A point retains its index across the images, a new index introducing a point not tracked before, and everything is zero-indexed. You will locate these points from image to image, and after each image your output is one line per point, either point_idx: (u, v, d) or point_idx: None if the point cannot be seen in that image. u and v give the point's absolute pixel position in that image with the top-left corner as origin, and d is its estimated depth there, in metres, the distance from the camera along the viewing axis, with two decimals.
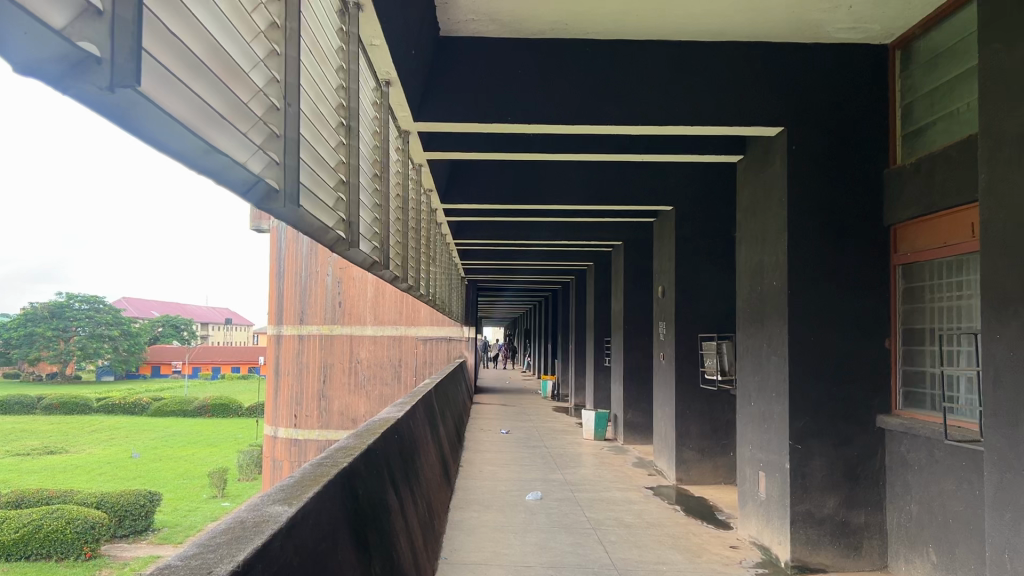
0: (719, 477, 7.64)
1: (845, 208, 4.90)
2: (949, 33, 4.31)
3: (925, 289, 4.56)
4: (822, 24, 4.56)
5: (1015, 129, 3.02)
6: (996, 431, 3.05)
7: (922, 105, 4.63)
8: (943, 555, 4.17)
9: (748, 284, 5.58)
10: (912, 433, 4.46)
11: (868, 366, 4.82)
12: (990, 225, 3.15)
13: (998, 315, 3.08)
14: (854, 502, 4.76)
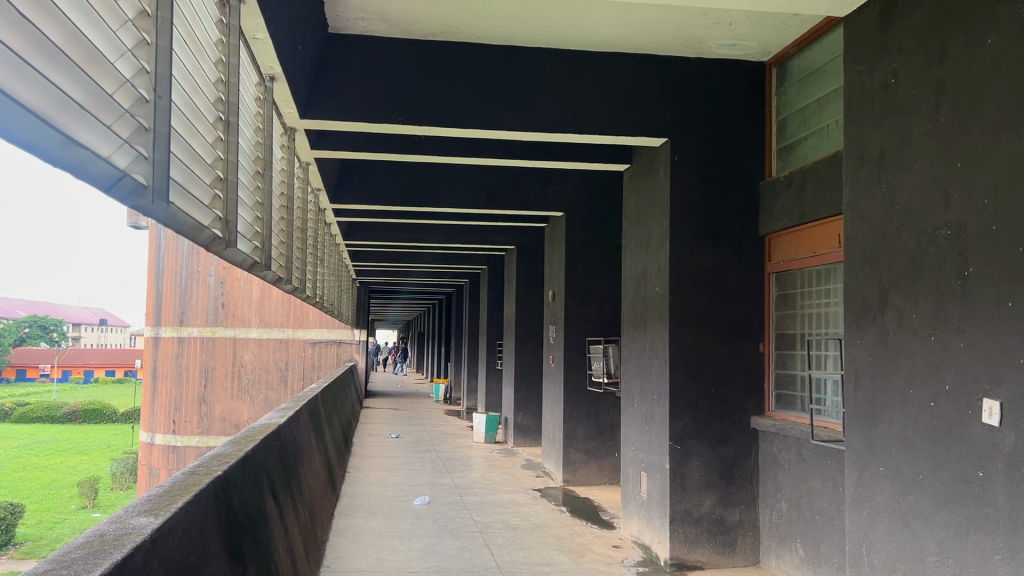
0: (604, 478, 7.80)
1: (724, 217, 5.09)
2: (820, 54, 4.55)
3: (796, 296, 4.79)
4: (704, 40, 4.73)
5: (874, 147, 3.20)
6: (856, 431, 3.23)
7: (794, 121, 4.86)
8: (809, 549, 4.38)
9: (633, 289, 5.72)
10: (783, 434, 4.67)
11: (743, 370, 5.02)
12: (853, 237, 3.33)
13: (858, 321, 3.27)
14: (729, 500, 4.94)
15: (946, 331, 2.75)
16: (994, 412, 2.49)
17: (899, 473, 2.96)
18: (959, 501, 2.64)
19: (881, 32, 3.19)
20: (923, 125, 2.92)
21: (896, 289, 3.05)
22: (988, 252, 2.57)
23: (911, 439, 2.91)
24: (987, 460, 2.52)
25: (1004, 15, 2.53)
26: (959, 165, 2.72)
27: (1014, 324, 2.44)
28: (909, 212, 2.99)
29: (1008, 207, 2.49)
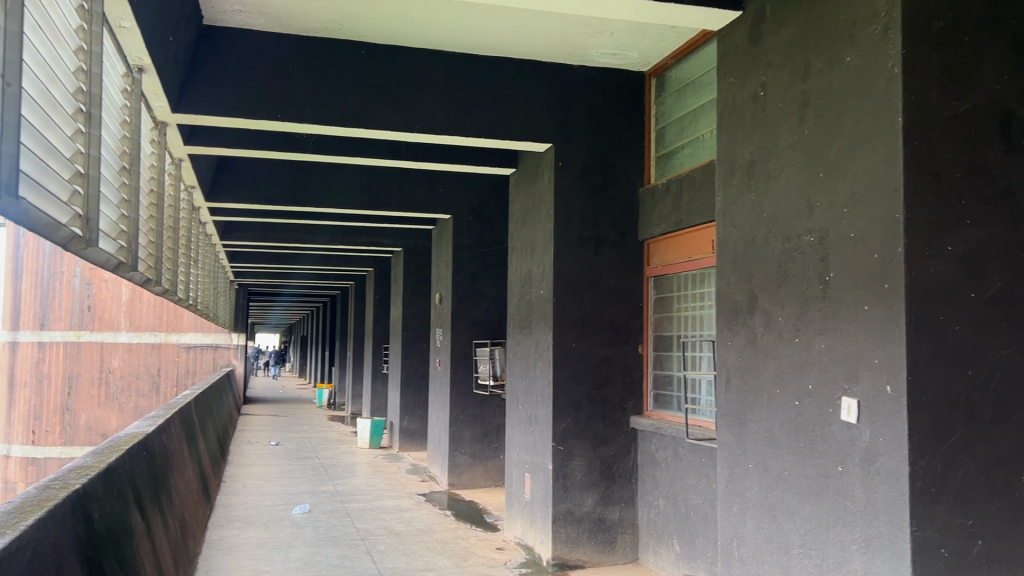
0: (489, 481, 7.81)
1: (605, 222, 5.19)
2: (696, 66, 4.71)
3: (672, 299, 4.93)
4: (586, 48, 4.82)
5: (744, 157, 3.35)
6: (728, 429, 3.37)
7: (672, 130, 5.02)
8: (685, 545, 4.52)
9: (518, 293, 5.76)
10: (660, 433, 4.79)
11: (623, 371, 5.14)
12: (726, 244, 3.47)
13: (729, 323, 3.42)
14: (610, 499, 5.04)
15: (809, 333, 2.89)
16: (852, 409, 2.63)
17: (766, 469, 3.10)
18: (820, 495, 2.78)
19: (751, 47, 3.34)
20: (789, 137, 3.06)
21: (764, 293, 3.19)
22: (847, 258, 2.71)
23: (777, 436, 3.04)
24: (846, 456, 2.66)
25: (861, 35, 2.68)
26: (821, 175, 2.86)
27: (870, 327, 2.58)
28: (776, 220, 3.13)
29: (865, 216, 2.63)
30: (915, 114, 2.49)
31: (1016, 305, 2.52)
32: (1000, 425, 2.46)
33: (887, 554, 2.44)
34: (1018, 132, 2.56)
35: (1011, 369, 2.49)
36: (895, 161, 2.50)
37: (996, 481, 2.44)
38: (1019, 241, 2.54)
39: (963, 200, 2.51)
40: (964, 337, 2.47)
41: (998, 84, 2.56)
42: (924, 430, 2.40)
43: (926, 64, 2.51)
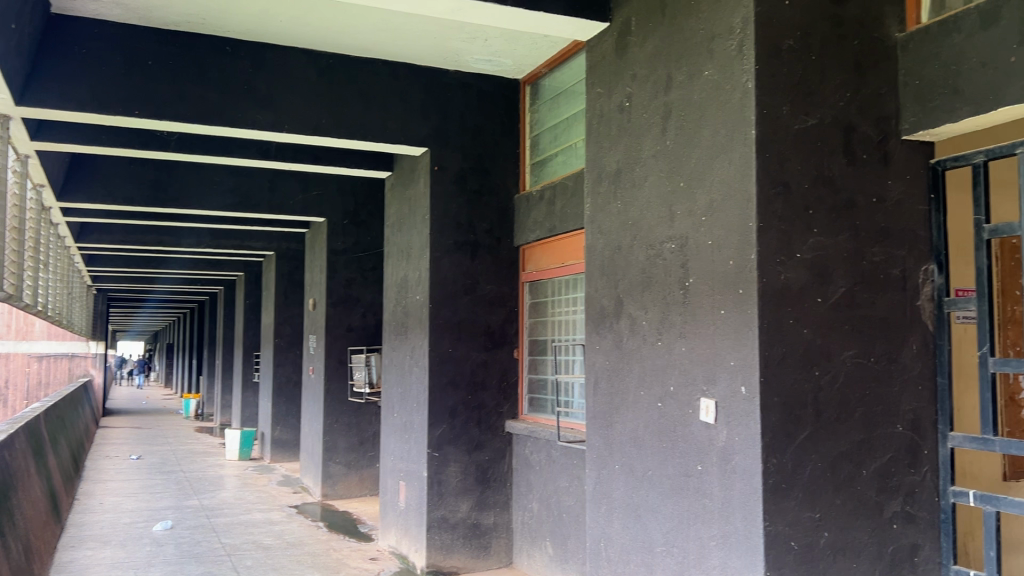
0: (365, 490, 7.68)
1: (481, 227, 5.21)
2: (568, 75, 4.80)
3: (547, 303, 5.00)
4: (461, 53, 4.81)
5: (611, 165, 3.43)
6: (597, 431, 3.45)
7: (546, 138, 5.09)
8: (556, 547, 4.58)
9: (393, 298, 5.70)
10: (534, 436, 4.83)
11: (499, 376, 5.16)
12: (595, 250, 3.56)
13: (598, 328, 3.51)
14: (484, 504, 5.05)
15: (670, 337, 2.99)
16: (710, 410, 2.73)
17: (632, 470, 3.18)
18: (682, 494, 2.86)
19: (618, 57, 3.43)
20: (652, 147, 3.16)
21: (630, 298, 3.28)
22: (705, 265, 2.81)
23: (642, 438, 3.12)
24: (704, 455, 2.75)
25: (719, 50, 2.79)
26: (681, 184, 2.97)
27: (726, 330, 2.69)
28: (640, 227, 3.22)
29: (721, 224, 2.74)
30: (767, 128, 2.61)
31: (858, 310, 2.67)
32: (844, 423, 2.60)
33: (742, 549, 2.55)
34: (860, 147, 2.71)
35: (852, 369, 2.64)
36: (749, 171, 2.62)
37: (840, 475, 2.58)
38: (860, 249, 2.70)
39: (811, 210, 2.64)
40: (811, 340, 2.60)
41: (842, 101, 2.71)
42: (776, 429, 2.52)
43: (777, 80, 2.63)
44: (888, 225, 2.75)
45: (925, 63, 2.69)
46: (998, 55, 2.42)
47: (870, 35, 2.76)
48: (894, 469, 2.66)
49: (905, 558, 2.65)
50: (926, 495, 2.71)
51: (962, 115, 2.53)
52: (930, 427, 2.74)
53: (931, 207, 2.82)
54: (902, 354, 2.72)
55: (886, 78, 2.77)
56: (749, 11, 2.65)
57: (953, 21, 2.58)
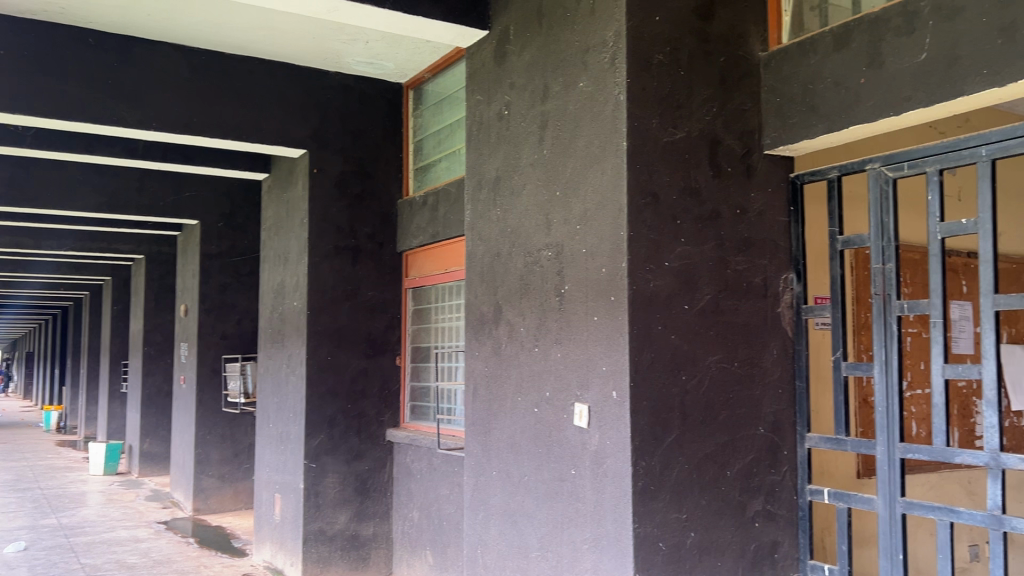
0: (240, 503, 7.42)
1: (363, 232, 5.13)
2: (451, 81, 4.79)
3: (430, 309, 4.97)
4: (342, 55, 4.73)
5: (490, 172, 3.45)
6: (475, 439, 3.45)
7: (429, 143, 5.06)
8: (437, 555, 4.54)
9: (269, 304, 5.53)
10: (415, 444, 4.77)
11: (379, 383, 5.08)
12: (474, 257, 3.56)
13: (477, 334, 3.51)
14: (363, 515, 4.96)
15: (547, 343, 3.02)
16: (583, 415, 2.77)
17: (508, 476, 3.19)
18: (556, 498, 2.89)
19: (496, 65, 3.45)
20: (529, 155, 3.19)
21: (508, 305, 3.29)
22: (579, 273, 2.86)
23: (518, 444, 3.14)
24: (577, 459, 2.79)
25: (593, 62, 2.84)
26: (557, 193, 3.00)
27: (598, 336, 2.73)
28: (517, 234, 3.25)
29: (594, 232, 2.79)
30: (637, 139, 2.67)
31: (722, 316, 2.77)
32: (709, 425, 2.70)
33: (612, 552, 2.59)
34: (725, 159, 2.83)
35: (717, 373, 2.74)
36: (621, 181, 2.68)
37: (705, 476, 2.67)
38: (724, 258, 2.81)
39: (678, 220, 2.72)
40: (679, 345, 2.68)
41: (709, 115, 2.81)
42: (645, 432, 2.57)
43: (647, 93, 2.70)
44: (751, 235, 2.87)
45: (784, 81, 2.83)
46: (850, 76, 2.60)
47: (734, 53, 2.89)
48: (756, 470, 2.78)
49: (766, 555, 2.77)
50: (785, 493, 2.84)
51: (817, 132, 2.70)
52: (790, 428, 2.87)
53: (791, 219, 2.97)
54: (763, 359, 2.84)
55: (749, 95, 2.90)
56: (621, 25, 2.71)
57: (810, 42, 2.74)
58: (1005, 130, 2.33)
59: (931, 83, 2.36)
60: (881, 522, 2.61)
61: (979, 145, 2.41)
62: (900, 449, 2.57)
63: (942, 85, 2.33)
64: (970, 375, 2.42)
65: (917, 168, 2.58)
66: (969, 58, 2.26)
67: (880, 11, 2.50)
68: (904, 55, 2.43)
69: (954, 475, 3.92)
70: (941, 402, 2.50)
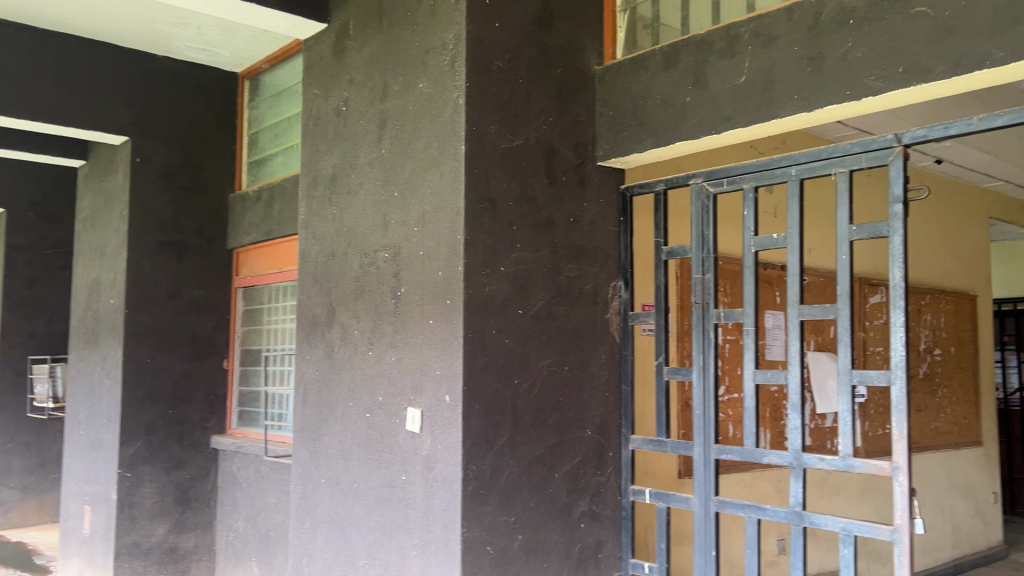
0: (45, 517, 6.83)
1: (190, 227, 4.86)
2: (289, 74, 4.64)
3: (261, 310, 4.78)
4: (171, 38, 4.46)
5: (326, 170, 3.36)
6: (303, 445, 3.35)
7: (264, 137, 4.88)
8: (262, 566, 4.36)
9: (83, 301, 5.12)
10: (242, 451, 4.55)
11: (205, 388, 4.83)
12: (307, 256, 3.46)
13: (308, 337, 3.41)
14: (183, 526, 4.68)
15: (380, 347, 2.96)
16: (416, 419, 2.73)
17: (337, 483, 3.10)
18: (385, 505, 2.84)
19: (334, 60, 3.37)
20: (366, 154, 3.12)
21: (341, 307, 3.21)
22: (414, 276, 2.82)
23: (348, 450, 3.06)
24: (408, 465, 2.75)
25: (432, 63, 2.81)
26: (394, 194, 2.96)
27: (433, 340, 2.70)
28: (353, 233, 3.17)
29: (431, 235, 2.75)
30: (475, 144, 2.66)
31: (554, 322, 2.83)
32: (539, 427, 2.73)
33: (441, 557, 2.56)
34: (559, 169, 2.89)
35: (548, 377, 2.78)
36: (458, 184, 2.65)
37: (534, 479, 2.70)
38: (557, 265, 2.86)
39: (514, 225, 2.74)
40: (512, 349, 2.69)
41: (545, 124, 2.86)
42: (476, 436, 2.56)
43: (485, 98, 2.69)
44: (582, 243, 2.95)
45: (617, 95, 2.94)
46: (677, 94, 2.72)
47: (571, 65, 2.96)
48: (582, 472, 2.85)
49: (590, 555, 2.85)
50: (609, 494, 2.94)
51: (647, 146, 2.81)
52: (615, 431, 2.98)
53: (621, 229, 3.09)
54: (591, 363, 2.93)
55: (584, 107, 2.98)
56: (461, 28, 2.68)
57: (642, 60, 2.86)
58: (811, 152, 2.51)
59: (749, 104, 2.51)
60: (697, 520, 2.74)
61: (789, 165, 2.58)
62: (715, 450, 2.71)
63: (758, 107, 2.48)
64: (777, 380, 2.58)
65: (735, 184, 2.74)
66: (782, 84, 2.42)
67: (705, 34, 2.64)
68: (726, 77, 2.57)
69: (765, 474, 4.19)
70: (752, 405, 2.65)
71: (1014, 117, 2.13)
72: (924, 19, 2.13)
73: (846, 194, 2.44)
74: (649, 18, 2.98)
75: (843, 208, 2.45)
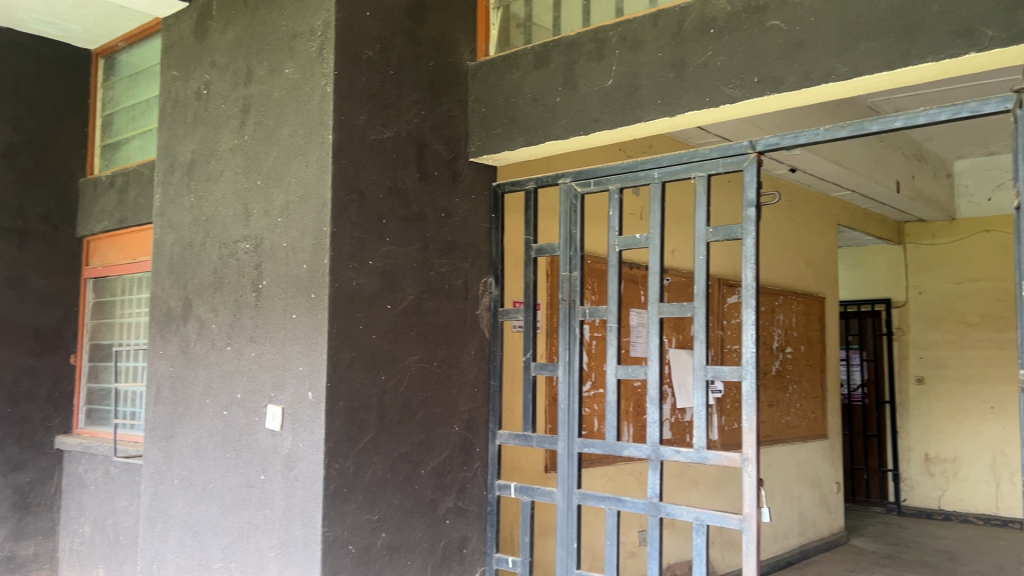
0: None
1: (34, 213, 4.52)
2: (147, 54, 4.41)
3: (114, 302, 4.52)
4: (15, 9, 4.13)
5: (184, 155, 3.21)
6: (155, 444, 3.18)
7: (120, 119, 4.61)
8: (110, 573, 4.12)
9: None
10: (89, 452, 4.27)
11: (49, 384, 4.51)
12: (163, 246, 3.29)
13: (162, 331, 3.24)
14: (21, 533, 4.35)
15: (239, 342, 2.84)
16: (276, 417, 2.63)
17: (191, 484, 2.97)
18: (242, 506, 2.73)
19: (195, 41, 3.21)
20: (228, 140, 3.00)
21: (198, 299, 3.07)
22: (277, 268, 2.72)
23: (204, 449, 2.93)
24: (268, 464, 2.65)
25: (299, 50, 2.72)
26: (257, 183, 2.85)
27: (295, 335, 2.61)
28: (212, 223, 3.04)
29: (295, 226, 2.66)
30: (343, 134, 2.59)
31: (423, 317, 2.80)
32: (405, 424, 2.70)
33: (300, 558, 2.47)
34: (431, 163, 2.87)
35: (416, 373, 2.76)
36: (325, 174, 2.57)
37: (399, 476, 2.66)
38: (427, 260, 2.84)
39: (383, 218, 2.70)
40: (379, 345, 2.64)
41: (416, 118, 2.83)
42: (340, 433, 2.49)
43: (355, 88, 2.63)
44: (453, 239, 2.94)
45: (489, 92, 2.95)
46: (547, 94, 2.75)
47: (444, 59, 2.94)
48: (448, 468, 2.85)
49: (454, 551, 2.85)
50: (475, 489, 2.95)
51: (518, 144, 2.83)
52: (482, 426, 3.00)
53: (492, 225, 3.11)
54: (460, 359, 2.93)
55: (455, 102, 2.98)
56: (330, 15, 2.60)
57: (513, 58, 2.88)
58: (673, 156, 2.59)
59: (616, 107, 2.56)
60: (559, 513, 2.79)
61: (652, 168, 2.66)
62: (578, 444, 2.76)
63: (625, 109, 2.54)
64: (638, 375, 2.65)
65: (602, 185, 2.80)
66: (647, 88, 2.49)
67: (575, 36, 2.68)
68: (594, 79, 2.62)
69: (627, 467, 4.32)
70: (614, 400, 2.72)
71: (855, 129, 2.28)
72: (778, 32, 2.24)
73: (705, 197, 2.54)
74: (522, 17, 3.02)
75: (701, 210, 2.54)
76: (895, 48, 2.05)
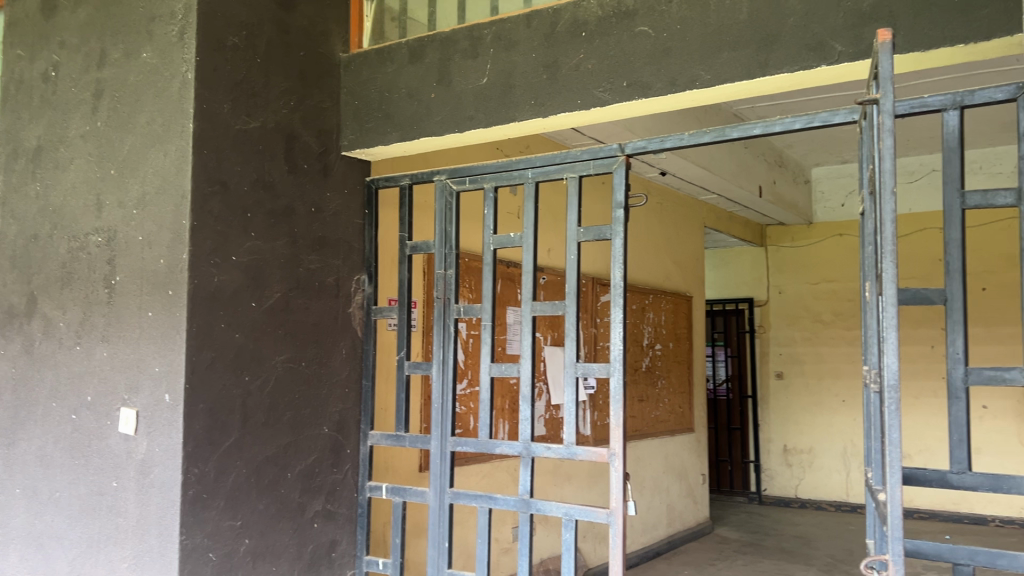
0: None
1: None
2: None
3: None
4: None
5: (29, 141, 2.99)
6: None
7: None
8: None
9: None
10: None
11: None
12: (5, 238, 3.05)
13: (3, 329, 3.01)
14: None
15: (90, 341, 2.67)
16: (130, 421, 2.49)
17: (35, 493, 2.77)
18: (92, 516, 2.57)
19: (42, 19, 3.00)
20: (79, 126, 2.82)
21: (43, 295, 2.87)
22: (131, 263, 2.57)
23: (50, 456, 2.74)
24: (120, 470, 2.50)
25: (158, 33, 2.58)
26: (111, 172, 2.68)
27: (151, 334, 2.47)
28: (61, 214, 2.84)
29: (152, 219, 2.52)
30: (206, 123, 2.47)
31: (291, 315, 2.72)
32: (271, 426, 2.61)
33: (155, 568, 2.35)
34: (300, 156, 2.78)
35: (283, 373, 2.67)
36: (184, 165, 2.44)
37: (264, 480, 2.57)
38: (296, 256, 2.76)
39: (248, 212, 2.59)
40: (242, 344, 2.54)
41: (285, 109, 2.74)
42: (199, 437, 2.37)
43: (218, 76, 2.52)
44: (323, 235, 2.87)
45: (362, 85, 2.89)
46: (421, 90, 2.72)
47: (315, 49, 2.86)
48: (317, 470, 2.78)
49: (323, 555, 2.78)
50: (345, 491, 2.89)
51: (391, 139, 2.78)
52: (353, 427, 2.94)
53: (365, 221, 3.05)
54: (331, 359, 2.86)
55: (327, 94, 2.90)
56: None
57: (388, 52, 2.83)
58: (546, 157, 2.62)
59: (489, 106, 2.56)
60: (431, 512, 2.76)
61: (526, 168, 2.68)
62: (450, 443, 2.75)
63: (498, 108, 2.54)
64: (510, 373, 2.67)
65: (476, 184, 2.79)
66: (520, 88, 2.50)
67: (450, 32, 2.66)
68: (468, 77, 2.61)
69: (501, 464, 4.34)
70: (487, 398, 2.72)
71: (718, 135, 2.36)
72: (645, 38, 2.30)
73: (576, 197, 2.58)
74: (397, 10, 2.97)
75: (572, 211, 2.58)
76: (754, 58, 2.14)
